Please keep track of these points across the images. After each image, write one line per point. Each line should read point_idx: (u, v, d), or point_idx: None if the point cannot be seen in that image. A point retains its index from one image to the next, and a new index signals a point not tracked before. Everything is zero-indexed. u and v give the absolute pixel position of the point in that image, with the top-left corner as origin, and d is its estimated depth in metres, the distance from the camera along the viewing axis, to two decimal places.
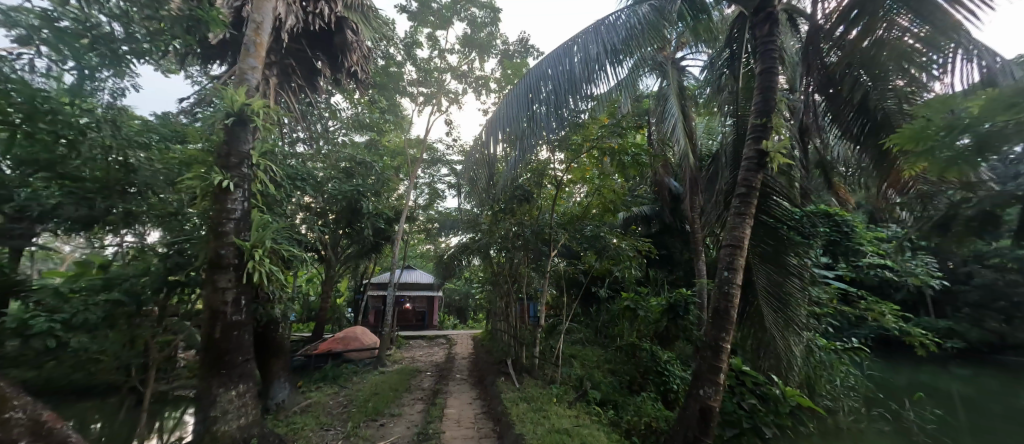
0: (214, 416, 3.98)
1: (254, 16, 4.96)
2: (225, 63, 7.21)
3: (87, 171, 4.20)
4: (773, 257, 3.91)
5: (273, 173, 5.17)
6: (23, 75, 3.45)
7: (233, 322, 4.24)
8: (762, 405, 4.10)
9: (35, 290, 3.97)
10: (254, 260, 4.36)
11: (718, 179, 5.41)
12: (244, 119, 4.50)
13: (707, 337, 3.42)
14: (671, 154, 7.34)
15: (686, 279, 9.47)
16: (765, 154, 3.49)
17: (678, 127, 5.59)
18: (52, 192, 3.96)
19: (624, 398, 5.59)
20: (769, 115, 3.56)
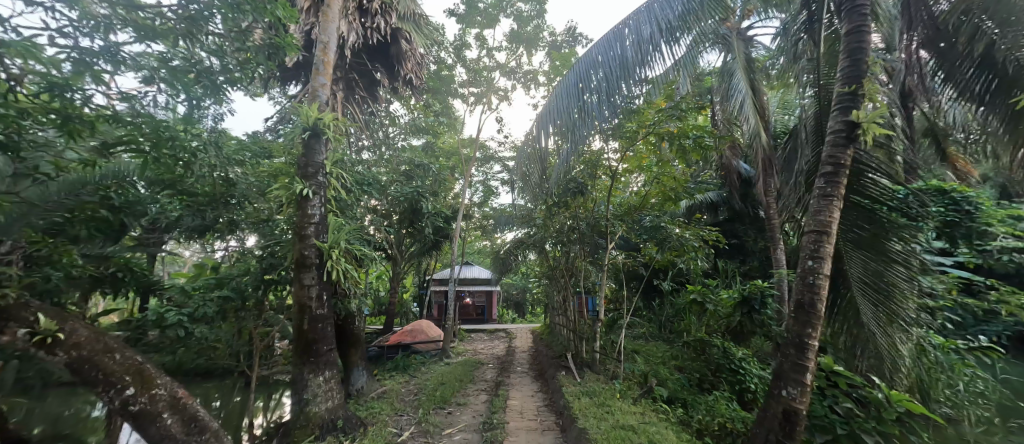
0: (307, 397, 4.54)
1: (322, 37, 5.44)
2: (299, 83, 8.01)
3: (199, 187, 4.92)
4: (869, 243, 3.54)
5: (344, 179, 5.64)
6: (149, 109, 4.13)
7: (318, 315, 4.74)
8: (859, 410, 3.64)
9: (166, 288, 4.88)
10: (333, 259, 4.82)
11: (798, 158, 4.97)
12: (318, 132, 4.98)
13: (789, 332, 3.20)
14: (739, 133, 6.88)
15: (761, 270, 8.79)
16: (855, 126, 3.16)
17: (747, 104, 5.20)
18: (174, 206, 4.87)
19: (693, 396, 5.38)
20: (859, 82, 3.23)
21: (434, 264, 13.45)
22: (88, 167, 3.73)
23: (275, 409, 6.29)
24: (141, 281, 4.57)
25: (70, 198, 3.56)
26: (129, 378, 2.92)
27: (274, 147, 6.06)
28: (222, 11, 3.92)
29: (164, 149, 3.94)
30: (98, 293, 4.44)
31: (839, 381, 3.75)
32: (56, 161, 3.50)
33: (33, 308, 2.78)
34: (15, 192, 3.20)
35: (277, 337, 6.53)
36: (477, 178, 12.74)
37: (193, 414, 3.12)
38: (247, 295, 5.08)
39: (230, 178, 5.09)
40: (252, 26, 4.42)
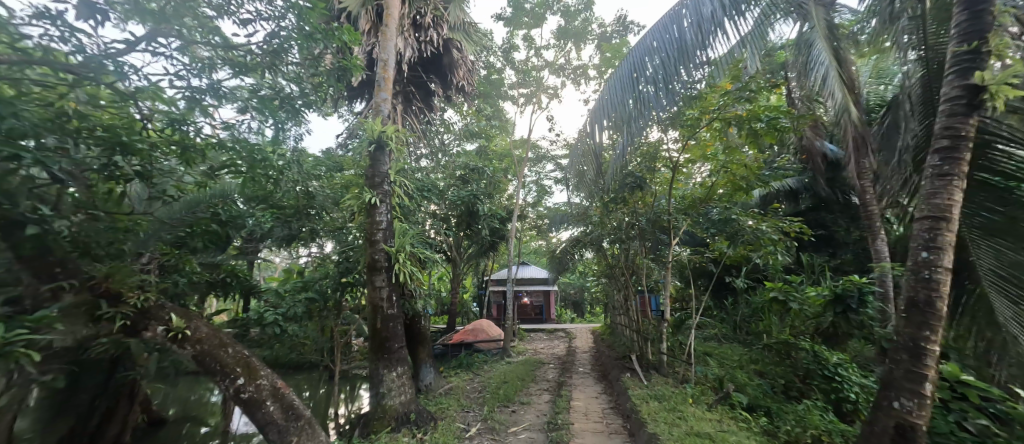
0: (383, 391, 4.91)
1: (381, 55, 5.83)
2: (363, 100, 8.65)
3: (285, 200, 5.52)
4: (1005, 228, 3.02)
5: (407, 186, 5.99)
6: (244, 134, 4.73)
7: (389, 315, 5.09)
8: (1002, 429, 2.96)
9: (264, 292, 5.57)
10: (400, 262, 5.15)
11: (903, 135, 4.38)
12: (382, 144, 5.35)
13: (899, 335, 2.84)
14: (823, 111, 6.25)
15: (858, 264, 7.71)
16: (979, 89, 2.74)
17: (830, 78, 4.69)
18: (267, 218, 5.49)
19: (778, 404, 4.90)
20: (981, 37, 2.81)
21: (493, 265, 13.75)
22: (201, 188, 4.37)
23: (356, 401, 6.84)
24: (243, 286, 5.26)
25: (188, 215, 4.18)
26: (239, 369, 3.39)
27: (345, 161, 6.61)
28: (298, 41, 4.40)
29: (258, 168, 4.47)
30: (213, 295, 5.17)
31: (969, 393, 3.13)
32: (178, 185, 4.15)
33: (169, 309, 3.36)
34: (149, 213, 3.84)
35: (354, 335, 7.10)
36: (530, 179, 12.84)
37: (289, 404, 3.52)
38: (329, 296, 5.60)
39: (310, 191, 5.66)
40: (323, 53, 4.89)
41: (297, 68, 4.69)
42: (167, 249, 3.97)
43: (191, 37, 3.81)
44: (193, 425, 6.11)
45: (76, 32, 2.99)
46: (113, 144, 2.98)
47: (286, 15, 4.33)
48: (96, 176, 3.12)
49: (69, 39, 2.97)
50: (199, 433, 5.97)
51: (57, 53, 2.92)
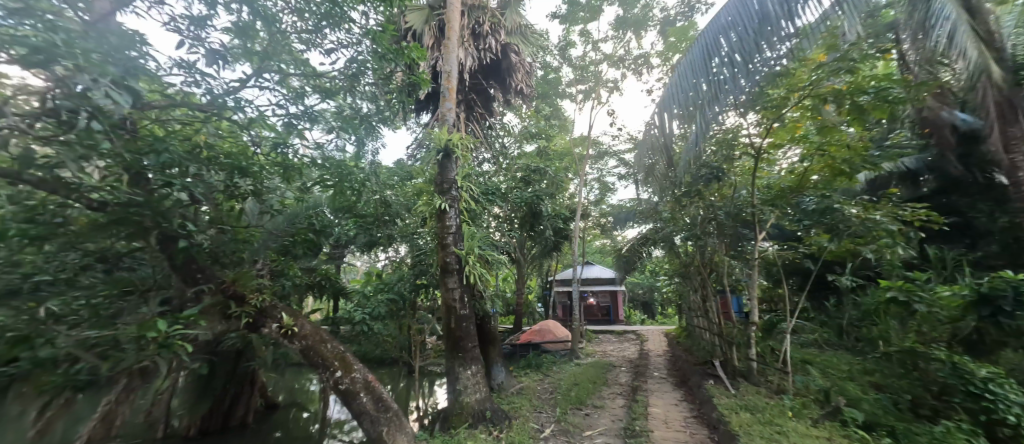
0: (459, 388, 5.13)
1: (444, 66, 6.08)
2: (429, 111, 9.13)
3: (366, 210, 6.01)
4: None
5: (473, 191, 6.19)
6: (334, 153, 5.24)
7: (462, 315, 5.32)
8: None
9: (351, 294, 6.13)
10: (470, 264, 5.31)
11: None
12: (449, 152, 5.60)
13: None
14: (952, 75, 5.29)
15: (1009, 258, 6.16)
16: None
17: (961, 35, 3.97)
18: (351, 227, 6.04)
19: (906, 424, 3.92)
20: None
21: (558, 265, 13.66)
22: (297, 201, 4.93)
23: (433, 396, 7.23)
24: (333, 288, 5.84)
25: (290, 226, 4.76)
26: (336, 362, 3.78)
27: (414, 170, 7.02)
28: (372, 64, 4.82)
29: (345, 182, 4.93)
30: (310, 296, 5.80)
31: None
32: (280, 200, 4.72)
33: (281, 308, 3.84)
34: (259, 225, 4.42)
35: (429, 334, 7.51)
36: (592, 176, 12.61)
37: (380, 396, 3.83)
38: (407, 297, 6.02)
39: (387, 200, 6.12)
40: (394, 71, 5.26)
41: (372, 88, 5.10)
42: (274, 256, 4.54)
43: (287, 69, 4.33)
44: (298, 411, 6.92)
45: (206, 77, 3.57)
46: (234, 169, 3.51)
47: (362, 40, 4.74)
48: (222, 196, 3.68)
49: (201, 84, 3.56)
50: (303, 417, 6.75)
51: (194, 95, 3.52)
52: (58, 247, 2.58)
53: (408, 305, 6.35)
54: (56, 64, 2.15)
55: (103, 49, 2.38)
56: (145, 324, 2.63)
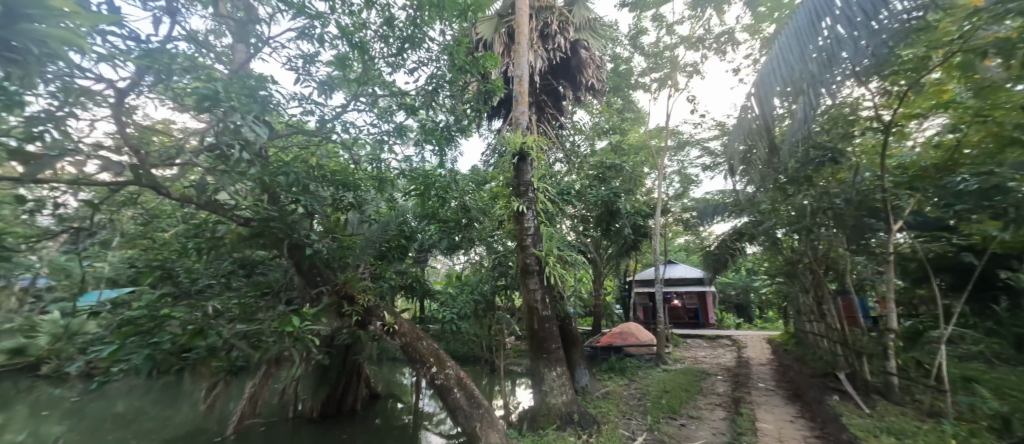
0: (545, 389, 5.14)
1: (516, 72, 6.05)
2: (500, 117, 9.27)
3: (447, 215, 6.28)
4: None
5: (549, 192, 6.10)
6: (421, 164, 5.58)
7: (544, 316, 5.33)
8: None
9: (438, 295, 6.48)
10: (550, 265, 5.31)
11: None
12: (524, 154, 5.64)
13: None
14: None
15: None
16: None
17: None
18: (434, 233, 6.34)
19: None
20: None
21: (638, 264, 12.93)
22: (389, 209, 5.38)
23: (516, 395, 7.32)
24: (421, 290, 6.21)
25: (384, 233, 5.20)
26: (432, 359, 4.06)
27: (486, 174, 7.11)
28: (451, 77, 5.07)
29: (431, 191, 5.23)
30: (402, 297, 6.27)
31: None
32: (374, 210, 5.17)
33: (383, 307, 4.21)
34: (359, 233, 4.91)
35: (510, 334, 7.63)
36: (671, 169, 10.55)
37: (472, 392, 4.00)
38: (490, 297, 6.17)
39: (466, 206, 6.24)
40: (469, 82, 5.46)
41: (452, 101, 5.36)
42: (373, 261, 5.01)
43: (378, 91, 4.76)
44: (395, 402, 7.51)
45: (316, 105, 4.09)
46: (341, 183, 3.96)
47: (441, 56, 5.06)
48: (330, 209, 4.16)
49: (313, 111, 4.09)
50: (398, 408, 7.32)
51: (308, 122, 4.05)
52: (208, 258, 3.63)
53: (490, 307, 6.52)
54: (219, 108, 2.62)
55: (247, 93, 2.87)
56: (283, 319, 3.10)
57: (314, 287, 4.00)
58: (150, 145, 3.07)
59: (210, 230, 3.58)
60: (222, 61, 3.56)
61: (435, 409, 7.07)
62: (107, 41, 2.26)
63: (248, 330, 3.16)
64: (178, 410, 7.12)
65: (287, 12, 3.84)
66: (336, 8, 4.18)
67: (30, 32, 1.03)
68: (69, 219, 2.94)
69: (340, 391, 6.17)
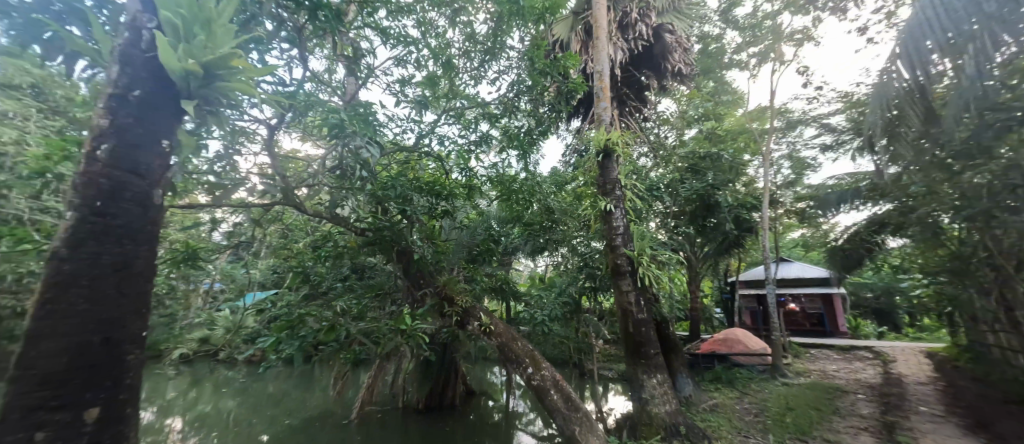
0: (645, 397, 4.44)
1: (596, 68, 5.75)
2: (580, 116, 8.62)
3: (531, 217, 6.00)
4: None
5: (640, 189, 5.41)
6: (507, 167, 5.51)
7: (640, 319, 4.60)
8: None
9: (525, 297, 6.37)
10: (644, 266, 4.46)
11: None
12: (608, 151, 5.01)
13: None
14: None
15: None
16: None
17: None
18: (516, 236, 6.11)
19: None
20: None
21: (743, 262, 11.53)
22: (478, 215, 5.62)
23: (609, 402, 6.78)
24: (508, 293, 5.99)
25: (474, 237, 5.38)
26: (527, 359, 4.13)
27: (563, 175, 6.49)
28: (530, 81, 5.08)
29: (517, 194, 5.23)
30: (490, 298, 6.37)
31: None
32: (464, 215, 5.40)
33: (479, 308, 4.40)
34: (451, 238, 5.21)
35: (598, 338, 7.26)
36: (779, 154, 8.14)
37: (569, 395, 3.93)
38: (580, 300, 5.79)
39: (550, 207, 5.90)
40: (548, 85, 5.36)
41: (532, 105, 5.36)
42: (466, 264, 5.25)
43: (464, 105, 5.03)
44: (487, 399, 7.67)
45: (415, 124, 4.48)
46: (435, 193, 4.19)
47: (520, 63, 5.14)
48: (426, 217, 4.40)
49: (412, 129, 4.49)
50: (488, 404, 7.45)
51: (406, 139, 4.44)
52: (338, 264, 4.27)
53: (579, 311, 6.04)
54: (349, 136, 3.10)
55: (364, 118, 3.30)
56: (398, 319, 3.42)
57: (418, 288, 4.35)
58: (289, 170, 3.70)
59: (334, 240, 4.14)
60: (338, 94, 4.15)
61: (526, 409, 7.03)
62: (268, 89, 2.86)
63: (368, 327, 3.56)
64: (309, 394, 8.28)
65: (389, 44, 4.31)
66: (427, 32, 4.55)
67: (224, 90, 1.40)
68: (237, 234, 3.67)
69: (442, 386, 6.55)
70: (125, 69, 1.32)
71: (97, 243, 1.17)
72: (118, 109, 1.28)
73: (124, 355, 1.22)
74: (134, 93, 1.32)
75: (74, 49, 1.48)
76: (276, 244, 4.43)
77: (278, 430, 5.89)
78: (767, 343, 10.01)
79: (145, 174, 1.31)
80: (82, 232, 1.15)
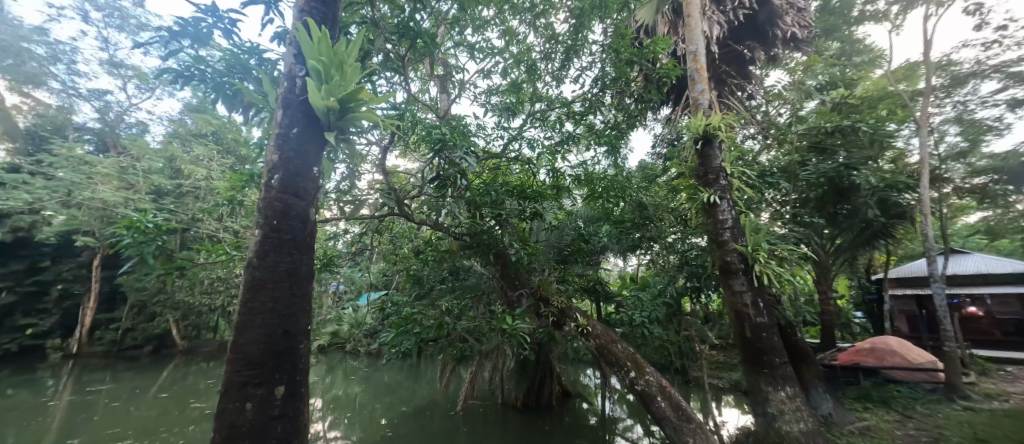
0: (772, 412, 3.63)
1: (689, 48, 5.23)
2: (672, 103, 7.98)
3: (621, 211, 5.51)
4: None
5: (751, 177, 4.72)
6: (595, 164, 5.34)
7: (760, 323, 3.84)
8: None
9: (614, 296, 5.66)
10: (761, 263, 3.77)
11: None
12: (709, 137, 4.41)
13: None
14: None
15: None
16: None
17: None
18: (603, 235, 5.71)
19: None
20: None
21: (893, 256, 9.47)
22: (567, 215, 5.61)
23: (721, 414, 6.01)
24: (600, 294, 5.67)
25: (564, 238, 5.33)
26: (629, 363, 3.93)
27: (655, 167, 6.07)
28: (614, 74, 4.83)
29: (606, 191, 5.03)
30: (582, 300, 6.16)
31: None
32: (552, 216, 5.40)
33: (575, 309, 4.36)
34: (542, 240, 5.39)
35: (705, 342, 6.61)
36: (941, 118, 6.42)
37: (678, 403, 3.62)
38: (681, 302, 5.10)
39: (642, 202, 5.38)
40: (635, 76, 5.05)
41: (618, 98, 5.10)
42: (557, 264, 5.26)
43: (547, 107, 5.02)
44: (581, 401, 7.48)
45: (505, 131, 4.64)
46: (523, 196, 4.26)
47: (604, 57, 4.95)
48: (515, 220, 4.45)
49: (502, 135, 4.67)
50: (585, 406, 7.32)
51: (496, 146, 4.63)
52: (439, 266, 4.62)
53: (680, 314, 5.39)
54: (445, 150, 3.36)
55: (461, 132, 3.61)
56: (499, 318, 3.53)
57: (514, 289, 4.45)
58: (396, 184, 4.14)
59: (435, 245, 4.49)
60: (432, 111, 4.49)
61: (625, 414, 6.67)
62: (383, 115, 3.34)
63: (470, 326, 3.78)
64: (419, 385, 9.10)
65: (473, 57, 4.51)
66: (510, 41, 4.66)
67: (357, 119, 1.65)
68: (357, 242, 4.21)
69: (538, 385, 6.63)
70: (287, 112, 1.63)
71: (276, 254, 1.47)
72: (284, 144, 1.58)
73: (298, 345, 1.49)
74: (293, 131, 1.62)
75: (251, 101, 1.86)
76: (387, 250, 4.96)
77: (395, 416, 6.57)
78: (937, 356, 7.99)
79: (305, 195, 1.60)
80: (267, 245, 1.46)
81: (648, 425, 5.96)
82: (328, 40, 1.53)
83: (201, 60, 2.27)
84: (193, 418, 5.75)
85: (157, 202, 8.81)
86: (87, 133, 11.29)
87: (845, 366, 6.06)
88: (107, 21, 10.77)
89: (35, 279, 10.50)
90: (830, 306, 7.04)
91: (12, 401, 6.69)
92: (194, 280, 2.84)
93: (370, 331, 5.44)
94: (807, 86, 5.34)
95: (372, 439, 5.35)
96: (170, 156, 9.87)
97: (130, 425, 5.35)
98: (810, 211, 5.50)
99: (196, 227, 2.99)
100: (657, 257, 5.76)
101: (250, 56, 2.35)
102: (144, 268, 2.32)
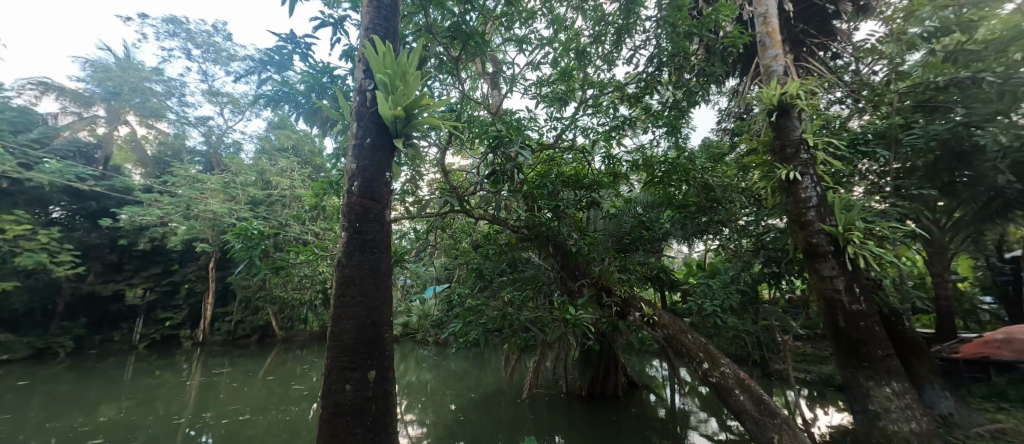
0: (875, 410, 3.25)
1: (759, 10, 4.75)
2: (740, 75, 7.38)
3: (683, 195, 5.21)
4: None
5: (838, 147, 4.21)
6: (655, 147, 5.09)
7: (855, 311, 3.44)
8: None
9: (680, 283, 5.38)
10: (855, 244, 3.38)
11: None
12: (785, 108, 3.99)
13: None
14: None
15: None
16: None
17: None
18: (664, 220, 5.49)
19: None
20: None
21: None
22: (624, 202, 5.49)
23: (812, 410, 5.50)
24: (664, 282, 5.43)
25: (625, 225, 5.24)
26: (702, 354, 3.74)
27: (722, 145, 5.64)
28: (671, 49, 4.54)
29: (670, 174, 4.77)
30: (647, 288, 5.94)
31: None
32: (611, 202, 5.34)
33: (639, 299, 4.26)
34: (600, 228, 5.39)
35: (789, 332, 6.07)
36: None
37: (759, 397, 3.37)
38: (758, 289, 4.71)
39: (708, 183, 5.00)
40: (695, 48, 4.72)
41: (675, 75, 4.80)
42: (616, 253, 5.21)
43: (601, 92, 4.89)
44: (649, 393, 7.24)
45: (559, 120, 4.62)
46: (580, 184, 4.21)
47: (661, 34, 4.67)
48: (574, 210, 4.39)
49: (555, 126, 4.66)
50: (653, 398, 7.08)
51: (550, 137, 4.63)
52: (501, 258, 4.75)
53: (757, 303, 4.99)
54: (501, 146, 3.42)
55: (516, 128, 3.64)
56: (562, 309, 3.55)
57: (575, 280, 4.49)
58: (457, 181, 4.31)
59: (496, 238, 4.62)
60: (486, 108, 4.60)
61: (698, 408, 6.35)
62: (442, 116, 3.52)
63: (532, 316, 3.85)
64: (485, 373, 9.43)
65: (522, 50, 4.52)
66: (559, 29, 4.57)
67: (418, 120, 1.77)
68: (422, 239, 4.48)
69: (601, 376, 6.56)
70: (361, 123, 1.79)
71: (360, 253, 1.63)
72: (359, 155, 1.75)
73: (383, 335, 1.65)
74: (367, 140, 1.78)
75: (332, 115, 2.05)
76: (448, 245, 5.21)
77: (463, 402, 6.90)
78: None
79: (380, 198, 1.75)
80: (352, 245, 1.63)
81: (725, 421, 5.60)
82: (391, 54, 1.67)
83: (285, 82, 2.51)
84: (295, 397, 6.55)
85: (253, 210, 10.01)
86: (197, 155, 13.06)
87: (968, 359, 5.23)
88: (205, 56, 12.34)
89: (169, 280, 12.61)
90: (948, 290, 6.05)
91: (160, 380, 8.10)
92: (291, 276, 3.22)
93: (437, 321, 5.76)
94: (910, 36, 4.59)
95: (444, 423, 5.68)
96: (260, 169, 11.09)
97: (247, 403, 6.21)
98: (918, 181, 4.76)
99: (287, 230, 3.38)
100: (725, 242, 5.40)
101: (323, 75, 2.59)
102: (251, 267, 2.69)
